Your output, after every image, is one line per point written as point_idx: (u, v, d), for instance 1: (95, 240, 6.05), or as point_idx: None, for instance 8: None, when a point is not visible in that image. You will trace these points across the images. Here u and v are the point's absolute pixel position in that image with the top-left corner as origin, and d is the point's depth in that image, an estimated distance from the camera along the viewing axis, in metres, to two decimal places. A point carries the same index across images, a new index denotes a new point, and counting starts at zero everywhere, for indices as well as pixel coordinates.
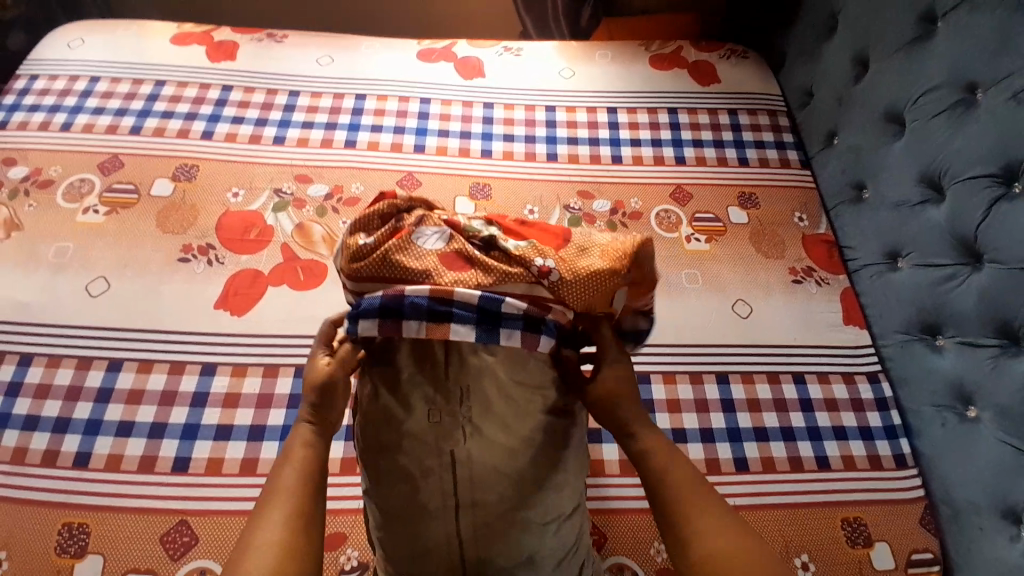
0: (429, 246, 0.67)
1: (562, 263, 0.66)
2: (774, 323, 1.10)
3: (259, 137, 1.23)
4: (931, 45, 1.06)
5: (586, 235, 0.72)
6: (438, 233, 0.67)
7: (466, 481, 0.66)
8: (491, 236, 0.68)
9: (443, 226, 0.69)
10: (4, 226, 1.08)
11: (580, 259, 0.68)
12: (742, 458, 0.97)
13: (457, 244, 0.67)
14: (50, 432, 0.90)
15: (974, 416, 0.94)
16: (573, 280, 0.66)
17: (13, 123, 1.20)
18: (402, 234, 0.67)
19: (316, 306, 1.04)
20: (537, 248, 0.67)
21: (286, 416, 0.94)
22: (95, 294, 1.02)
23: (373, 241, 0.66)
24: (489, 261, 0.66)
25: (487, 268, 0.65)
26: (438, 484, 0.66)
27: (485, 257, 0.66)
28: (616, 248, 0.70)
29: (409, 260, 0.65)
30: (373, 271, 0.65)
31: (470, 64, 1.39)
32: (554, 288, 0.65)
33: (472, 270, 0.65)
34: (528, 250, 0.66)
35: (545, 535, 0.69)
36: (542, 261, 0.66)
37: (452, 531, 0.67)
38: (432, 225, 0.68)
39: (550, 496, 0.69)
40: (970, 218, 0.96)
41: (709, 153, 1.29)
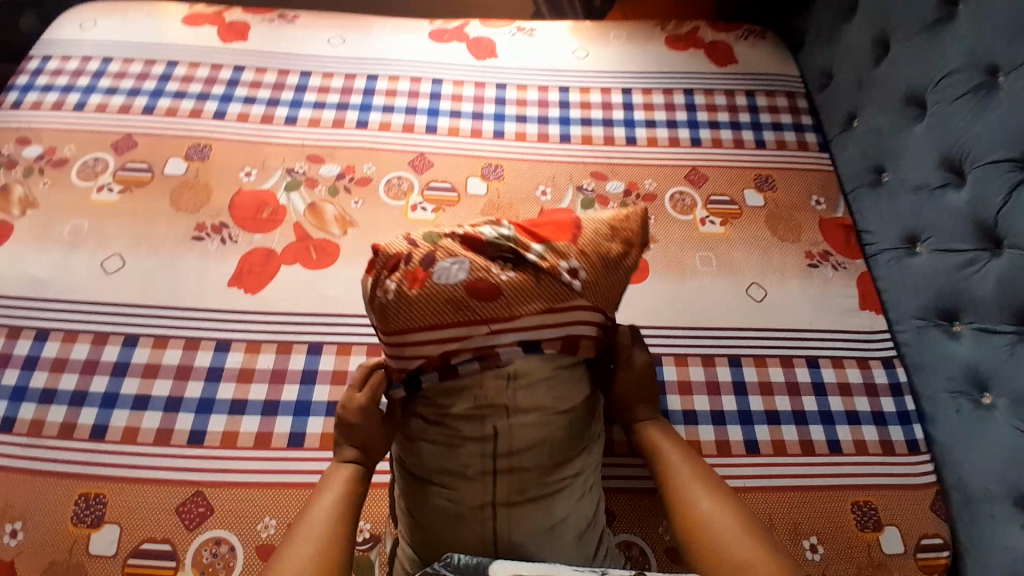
0: (451, 282, 0.68)
1: (585, 262, 0.70)
2: (789, 307, 1.08)
3: (272, 117, 1.23)
4: (954, 26, 1.03)
5: (590, 218, 0.76)
6: (457, 267, 0.68)
7: (506, 449, 0.70)
8: (513, 250, 0.70)
9: (457, 256, 0.69)
10: (20, 204, 1.09)
11: (597, 250, 0.72)
12: (754, 441, 0.96)
13: (479, 273, 0.68)
14: (66, 405, 0.92)
15: (989, 403, 0.93)
16: (597, 277, 0.71)
17: (27, 102, 1.21)
18: (422, 278, 0.68)
19: (328, 285, 1.04)
20: (558, 253, 0.70)
21: (298, 393, 0.94)
22: (110, 271, 1.03)
23: (394, 293, 0.68)
24: (517, 282, 0.68)
25: (517, 290, 0.68)
26: (478, 450, 0.70)
27: (511, 280, 0.68)
28: (620, 230, 0.75)
29: (439, 305, 0.67)
30: (406, 322, 0.68)
31: (482, 44, 1.38)
32: (584, 288, 0.70)
33: (503, 296, 0.67)
34: (551, 258, 0.70)
35: (573, 501, 0.73)
36: (567, 265, 0.70)
37: (487, 494, 0.70)
38: (445, 258, 0.69)
39: (581, 460, 0.75)
40: (990, 202, 0.94)
41: (725, 135, 1.28)
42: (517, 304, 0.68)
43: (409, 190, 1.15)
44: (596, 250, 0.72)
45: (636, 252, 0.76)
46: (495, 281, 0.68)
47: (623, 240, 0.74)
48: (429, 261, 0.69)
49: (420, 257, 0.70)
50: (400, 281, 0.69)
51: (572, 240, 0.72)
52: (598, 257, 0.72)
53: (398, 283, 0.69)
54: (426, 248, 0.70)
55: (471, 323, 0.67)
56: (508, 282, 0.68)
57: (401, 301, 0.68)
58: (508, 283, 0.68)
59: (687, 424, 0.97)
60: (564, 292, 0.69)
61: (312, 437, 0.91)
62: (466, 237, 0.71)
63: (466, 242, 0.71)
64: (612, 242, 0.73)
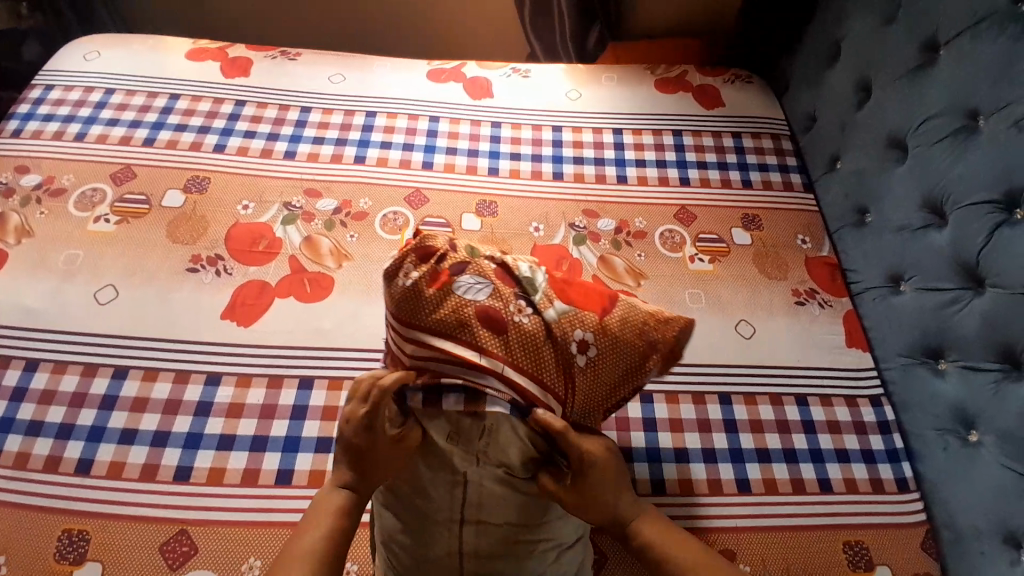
0: (472, 299, 0.70)
1: (599, 335, 0.73)
2: (777, 345, 1.10)
3: (270, 152, 1.25)
4: (933, 72, 1.06)
5: (627, 303, 0.78)
6: (482, 288, 0.71)
7: (475, 502, 0.70)
8: (536, 300, 0.73)
9: (485, 277, 0.72)
10: (15, 232, 1.10)
11: (618, 328, 0.74)
12: (745, 479, 0.97)
13: (498, 303, 0.71)
14: (53, 437, 0.91)
15: (976, 441, 0.94)
16: (607, 357, 0.73)
17: (27, 131, 1.23)
18: (445, 283, 0.71)
19: (322, 318, 1.05)
20: (578, 318, 0.73)
21: (289, 428, 0.94)
22: (103, 302, 1.04)
23: (415, 286, 0.70)
24: (526, 331, 0.70)
25: (523, 338, 0.70)
26: (448, 498, 0.70)
27: (523, 325, 0.70)
28: (649, 319, 0.77)
29: (450, 312, 0.69)
30: (415, 317, 0.70)
31: (479, 84, 1.41)
32: (591, 361, 0.73)
33: (508, 337, 0.69)
34: (568, 320, 0.72)
35: (543, 558, 0.75)
36: (581, 334, 0.72)
37: (455, 543, 0.72)
38: (474, 275, 0.72)
39: (554, 522, 0.75)
40: (972, 243, 0.97)
41: (713, 175, 1.31)
42: (520, 353, 0.70)
43: (404, 225, 1.17)
44: (616, 331, 0.74)
45: (661, 349, 0.77)
46: (509, 318, 0.70)
47: (647, 328, 0.76)
48: (457, 272, 0.72)
49: (452, 263, 0.73)
50: (423, 278, 0.71)
51: (597, 315, 0.74)
52: (615, 339, 0.74)
53: (421, 278, 0.71)
54: (461, 258, 0.74)
55: (471, 345, 0.68)
56: (520, 326, 0.70)
57: (418, 296, 0.70)
58: (521, 327, 0.70)
59: (678, 462, 0.97)
60: (570, 362, 0.72)
61: (301, 473, 0.91)
62: (501, 267, 0.75)
63: (500, 271, 0.74)
64: (638, 336, 0.75)
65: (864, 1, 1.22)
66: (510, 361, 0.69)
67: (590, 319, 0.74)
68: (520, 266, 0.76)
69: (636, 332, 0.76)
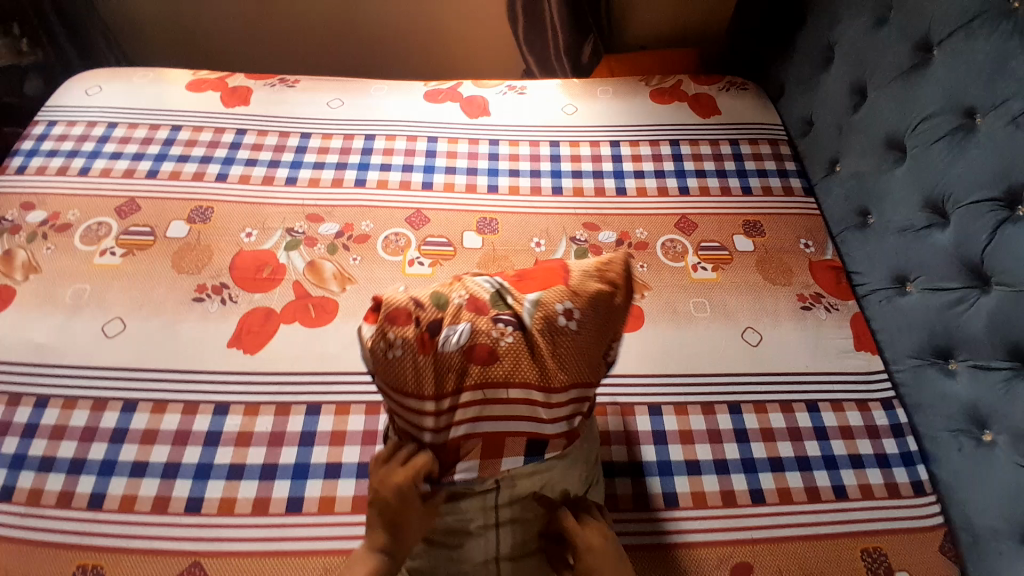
0: (459, 350, 0.67)
1: (577, 302, 0.71)
2: (784, 351, 1.09)
3: (272, 178, 1.26)
4: (927, 72, 1.06)
5: (576, 262, 0.77)
6: (463, 331, 0.67)
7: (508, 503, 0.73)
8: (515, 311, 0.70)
9: (459, 320, 0.69)
10: (23, 269, 1.11)
11: (586, 288, 0.72)
12: (758, 489, 0.96)
13: (483, 338, 0.67)
14: (65, 472, 0.91)
15: (990, 440, 0.93)
16: (591, 316, 0.71)
17: (32, 168, 1.25)
18: (428, 346, 0.67)
19: (328, 343, 1.05)
20: (551, 300, 0.70)
21: (298, 454, 0.94)
22: (111, 335, 1.04)
23: (402, 360, 0.67)
24: (521, 347, 0.68)
25: (522, 357, 0.67)
26: (480, 504, 0.73)
27: (515, 343, 0.67)
28: (607, 271, 0.76)
29: (448, 373, 0.66)
30: (417, 387, 0.66)
31: (475, 102, 1.42)
32: (579, 325, 0.70)
33: (508, 364, 0.67)
34: (545, 308, 0.69)
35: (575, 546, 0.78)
36: (563, 307, 0.70)
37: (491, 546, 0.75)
38: (451, 324, 0.68)
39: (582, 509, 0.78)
40: (975, 241, 0.96)
41: (713, 183, 1.31)
42: (524, 367, 0.67)
43: (406, 245, 1.18)
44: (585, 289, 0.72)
45: (623, 295, 0.76)
46: (496, 346, 0.67)
47: (609, 277, 0.76)
48: (434, 327, 0.68)
49: (426, 322, 0.68)
50: (407, 345, 0.67)
51: (562, 284, 0.72)
52: (590, 298, 0.72)
53: (406, 347, 0.67)
54: (434, 311, 0.69)
55: (478, 392, 0.67)
56: (508, 348, 0.67)
57: (412, 365, 0.66)
58: (506, 346, 0.67)
59: (690, 474, 0.97)
60: (566, 338, 0.69)
61: (312, 500, 0.91)
62: (469, 299, 0.71)
63: (470, 305, 0.70)
64: (601, 283, 0.74)
65: (855, 5, 1.22)
66: (521, 381, 0.67)
67: (558, 290, 0.71)
68: (481, 285, 0.73)
69: (599, 280, 0.75)
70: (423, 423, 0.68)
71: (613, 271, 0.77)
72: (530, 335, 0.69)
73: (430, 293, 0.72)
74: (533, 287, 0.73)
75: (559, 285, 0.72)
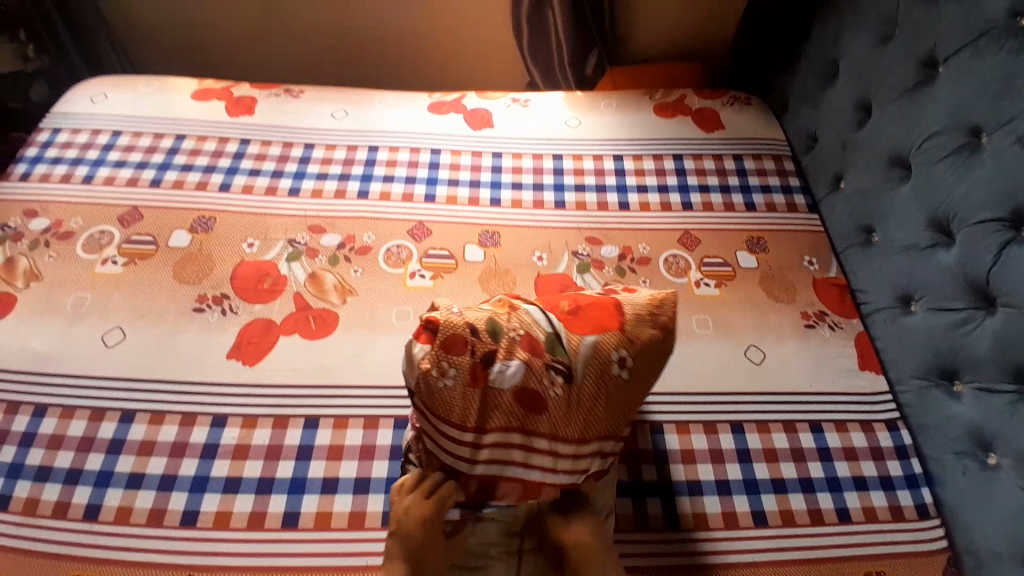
0: (509, 386, 0.72)
1: (631, 351, 0.75)
2: (787, 369, 1.08)
3: (275, 189, 1.26)
4: (932, 91, 1.06)
5: (631, 299, 0.79)
6: (517, 372, 0.72)
7: None
8: (567, 361, 0.73)
9: (514, 359, 0.73)
10: (24, 276, 1.11)
11: (641, 336, 0.76)
12: (759, 510, 0.95)
13: (533, 385, 0.72)
14: (61, 483, 0.91)
15: (995, 463, 0.92)
16: (642, 366, 0.75)
17: (36, 175, 1.25)
18: (481, 382, 0.72)
19: (327, 355, 1.05)
20: (605, 349, 0.74)
21: (296, 468, 0.94)
22: (111, 344, 1.04)
23: (454, 392, 0.72)
24: (568, 399, 0.73)
25: (566, 411, 0.73)
26: None
27: (563, 394, 0.72)
28: (660, 311, 0.79)
29: (494, 413, 0.73)
30: (461, 418, 0.73)
31: (479, 115, 1.43)
32: (629, 374, 0.75)
33: (550, 416, 0.73)
34: (595, 358, 0.73)
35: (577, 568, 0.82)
36: (617, 355, 0.74)
37: None
38: (504, 358, 0.73)
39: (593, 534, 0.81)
40: (980, 261, 0.96)
41: (716, 198, 1.31)
42: (565, 419, 0.73)
43: (407, 258, 1.18)
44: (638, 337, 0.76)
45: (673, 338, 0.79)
46: (544, 393, 0.72)
47: (661, 317, 0.78)
48: (489, 360, 0.73)
49: (482, 353, 0.73)
50: (461, 375, 0.72)
51: (618, 328, 0.75)
52: (645, 347, 0.76)
53: (459, 377, 0.72)
54: (489, 342, 0.73)
55: (517, 432, 0.74)
56: (555, 398, 0.72)
57: (461, 396, 0.72)
58: (555, 395, 0.72)
59: (691, 494, 0.96)
60: (613, 387, 0.74)
61: (308, 515, 0.90)
62: (523, 337, 0.74)
63: (525, 342, 0.74)
64: (655, 328, 0.77)
65: (859, 22, 1.22)
66: (549, 433, 0.73)
67: (615, 336, 0.75)
68: (537, 321, 0.76)
69: (652, 324, 0.78)
70: (460, 451, 0.75)
71: (665, 311, 0.79)
72: (581, 384, 0.73)
73: (490, 320, 0.75)
74: (586, 327, 0.76)
75: (615, 330, 0.75)
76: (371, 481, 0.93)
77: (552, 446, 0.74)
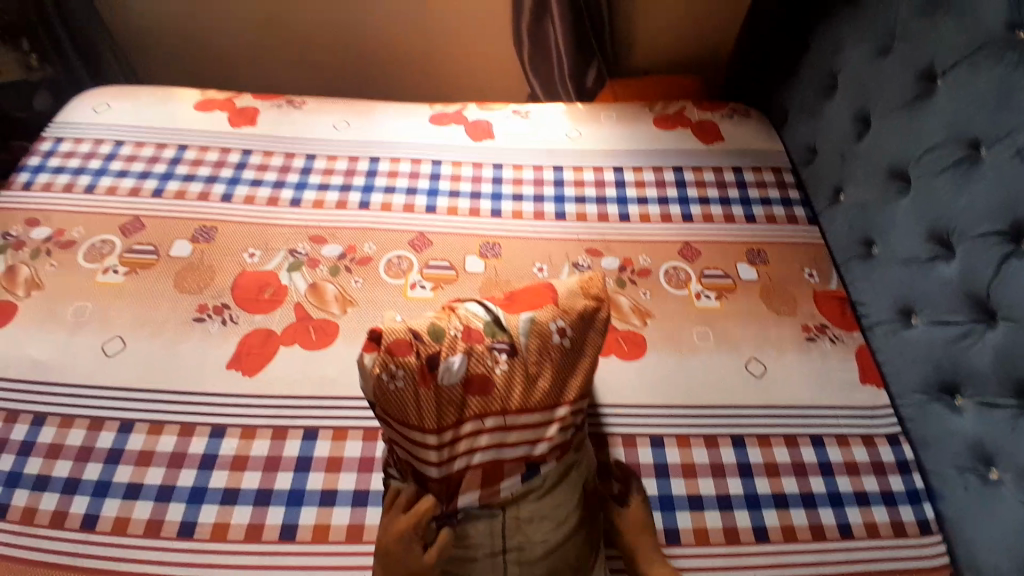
0: (458, 379, 0.76)
1: (568, 320, 0.83)
2: (788, 382, 1.08)
3: (277, 200, 1.26)
4: (931, 104, 1.06)
5: (561, 282, 0.89)
6: (464, 362, 0.77)
7: (513, 524, 0.77)
8: (509, 337, 0.80)
9: (458, 350, 0.78)
10: (24, 285, 1.11)
11: (575, 305, 0.85)
12: (761, 526, 0.94)
13: (481, 368, 0.78)
14: (59, 493, 0.91)
15: (996, 479, 0.91)
16: (579, 332, 0.84)
17: (37, 184, 1.25)
18: (430, 378, 0.75)
19: (327, 366, 1.05)
20: (544, 320, 0.82)
21: (295, 480, 0.93)
22: (111, 353, 1.04)
23: (407, 391, 0.74)
24: (514, 371, 0.79)
25: (514, 385, 0.78)
26: (488, 527, 0.77)
27: (510, 368, 0.79)
28: (591, 287, 0.88)
29: (447, 407, 0.76)
30: (418, 419, 0.74)
31: (480, 126, 1.43)
32: (570, 341, 0.83)
33: (502, 392, 0.78)
34: (537, 328, 0.81)
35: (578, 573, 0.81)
36: (555, 324, 0.82)
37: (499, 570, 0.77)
38: (448, 356, 0.77)
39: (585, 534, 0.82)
40: (981, 275, 0.95)
41: (716, 210, 1.31)
42: (513, 392, 0.78)
43: (408, 268, 1.18)
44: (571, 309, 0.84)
45: (606, 309, 0.88)
46: (491, 373, 0.78)
47: (595, 291, 0.88)
48: (434, 360, 0.76)
49: (427, 354, 0.76)
50: (409, 376, 0.75)
51: (551, 304, 0.84)
52: (579, 316, 0.84)
53: (408, 378, 0.74)
54: (432, 344, 0.78)
55: (475, 418, 0.77)
56: (502, 374, 0.78)
57: (413, 397, 0.74)
58: (501, 372, 0.79)
59: (691, 508, 0.95)
60: (557, 353, 0.81)
61: (306, 527, 0.89)
62: (465, 329, 0.80)
63: (467, 334, 0.79)
64: (587, 299, 0.86)
65: (857, 34, 1.23)
66: (518, 406, 0.78)
67: (550, 309, 0.83)
68: (473, 315, 0.82)
69: (585, 297, 0.87)
70: (426, 456, 0.75)
71: (595, 286, 0.89)
72: (525, 355, 0.80)
73: (430, 322, 0.80)
74: (521, 308, 0.84)
75: (551, 305, 0.84)
76: (370, 494, 0.93)
77: (511, 425, 0.78)
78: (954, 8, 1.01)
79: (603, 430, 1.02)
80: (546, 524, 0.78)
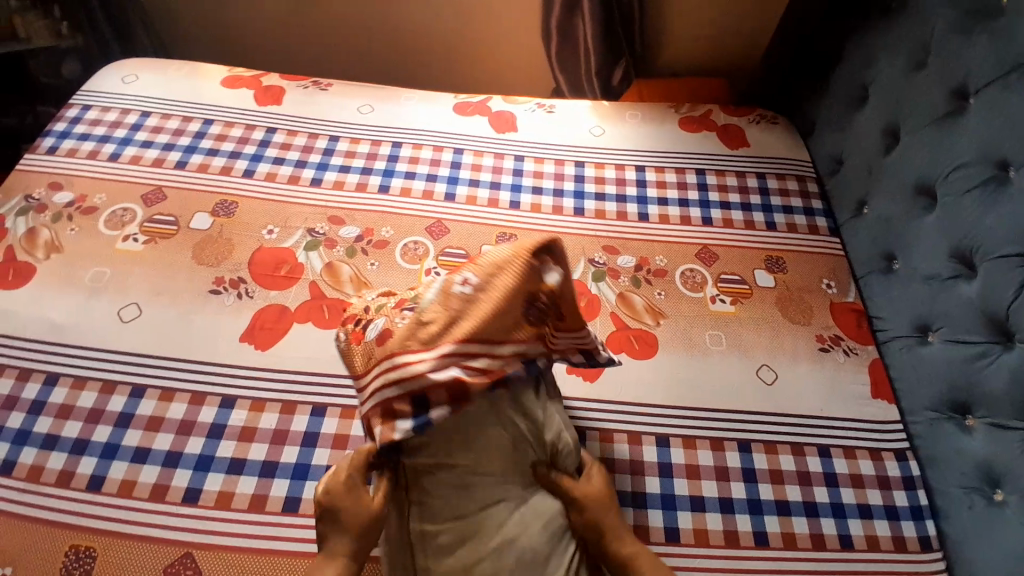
0: (372, 337, 0.83)
1: (474, 272, 0.81)
2: (799, 392, 1.07)
3: (297, 179, 1.27)
4: (961, 122, 1.05)
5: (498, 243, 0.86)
6: (377, 323, 0.83)
7: (461, 467, 0.79)
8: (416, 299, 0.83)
9: (379, 314, 0.85)
10: (45, 247, 1.13)
11: (488, 258, 0.82)
12: (762, 532, 0.94)
13: (388, 326, 0.82)
14: (68, 452, 0.92)
15: (1001, 500, 0.91)
16: (490, 284, 0.80)
17: (63, 149, 1.27)
18: (356, 339, 0.84)
19: (339, 345, 1.05)
20: (453, 275, 0.82)
21: (301, 455, 0.94)
22: (126, 320, 1.05)
23: (342, 352, 0.85)
24: (416, 323, 0.80)
25: (411, 335, 0.79)
26: (442, 477, 0.79)
27: (412, 321, 0.80)
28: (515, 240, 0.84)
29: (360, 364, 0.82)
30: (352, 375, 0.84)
31: (504, 118, 1.43)
32: (478, 294, 0.80)
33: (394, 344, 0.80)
34: (444, 284, 0.82)
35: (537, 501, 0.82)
36: (462, 278, 0.81)
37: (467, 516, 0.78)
38: (372, 320, 0.85)
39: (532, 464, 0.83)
40: (1001, 296, 0.94)
41: (737, 215, 1.30)
42: (406, 340, 0.79)
43: (424, 254, 1.18)
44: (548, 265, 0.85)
45: (532, 260, 0.82)
46: (391, 327, 0.82)
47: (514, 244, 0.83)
48: (364, 325, 0.85)
49: (363, 322, 0.86)
50: (345, 340, 0.85)
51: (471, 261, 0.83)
52: (489, 268, 0.81)
53: (344, 340, 0.85)
54: (369, 313, 0.87)
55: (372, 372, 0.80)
56: (398, 326, 0.81)
57: (347, 355, 0.84)
58: (400, 325, 0.82)
59: (693, 509, 0.95)
60: (455, 305, 0.80)
61: (309, 502, 0.90)
62: (400, 298, 0.87)
63: (397, 303, 0.86)
64: (501, 252, 0.82)
65: (892, 48, 1.21)
66: (403, 351, 0.78)
67: (467, 266, 0.83)
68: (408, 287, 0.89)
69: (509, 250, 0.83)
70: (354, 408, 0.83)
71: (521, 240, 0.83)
72: (433, 308, 0.81)
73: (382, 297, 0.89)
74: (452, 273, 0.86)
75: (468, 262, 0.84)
76: None
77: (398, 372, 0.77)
78: (991, 26, 1.00)
79: (609, 427, 1.01)
80: (490, 457, 0.80)
